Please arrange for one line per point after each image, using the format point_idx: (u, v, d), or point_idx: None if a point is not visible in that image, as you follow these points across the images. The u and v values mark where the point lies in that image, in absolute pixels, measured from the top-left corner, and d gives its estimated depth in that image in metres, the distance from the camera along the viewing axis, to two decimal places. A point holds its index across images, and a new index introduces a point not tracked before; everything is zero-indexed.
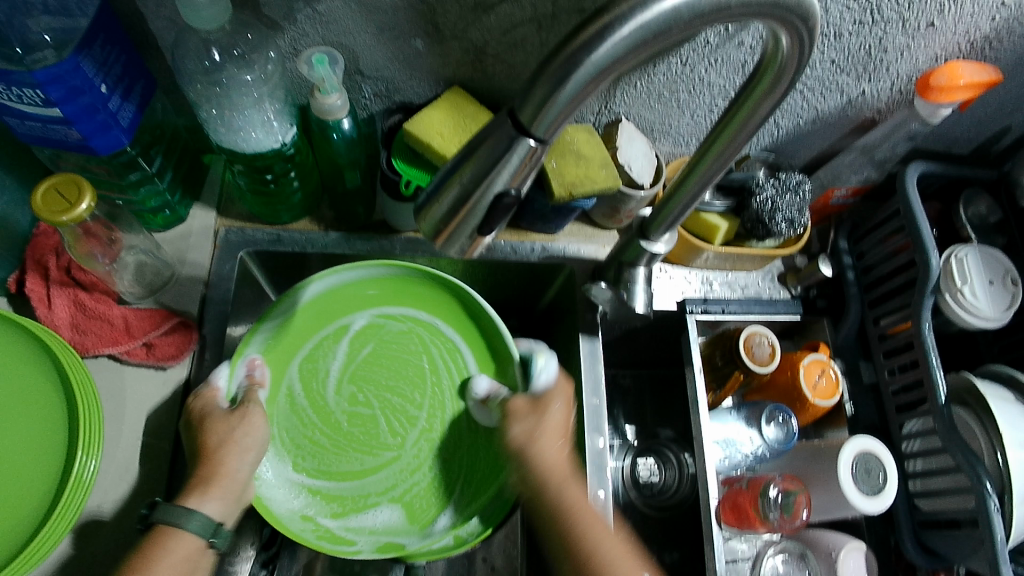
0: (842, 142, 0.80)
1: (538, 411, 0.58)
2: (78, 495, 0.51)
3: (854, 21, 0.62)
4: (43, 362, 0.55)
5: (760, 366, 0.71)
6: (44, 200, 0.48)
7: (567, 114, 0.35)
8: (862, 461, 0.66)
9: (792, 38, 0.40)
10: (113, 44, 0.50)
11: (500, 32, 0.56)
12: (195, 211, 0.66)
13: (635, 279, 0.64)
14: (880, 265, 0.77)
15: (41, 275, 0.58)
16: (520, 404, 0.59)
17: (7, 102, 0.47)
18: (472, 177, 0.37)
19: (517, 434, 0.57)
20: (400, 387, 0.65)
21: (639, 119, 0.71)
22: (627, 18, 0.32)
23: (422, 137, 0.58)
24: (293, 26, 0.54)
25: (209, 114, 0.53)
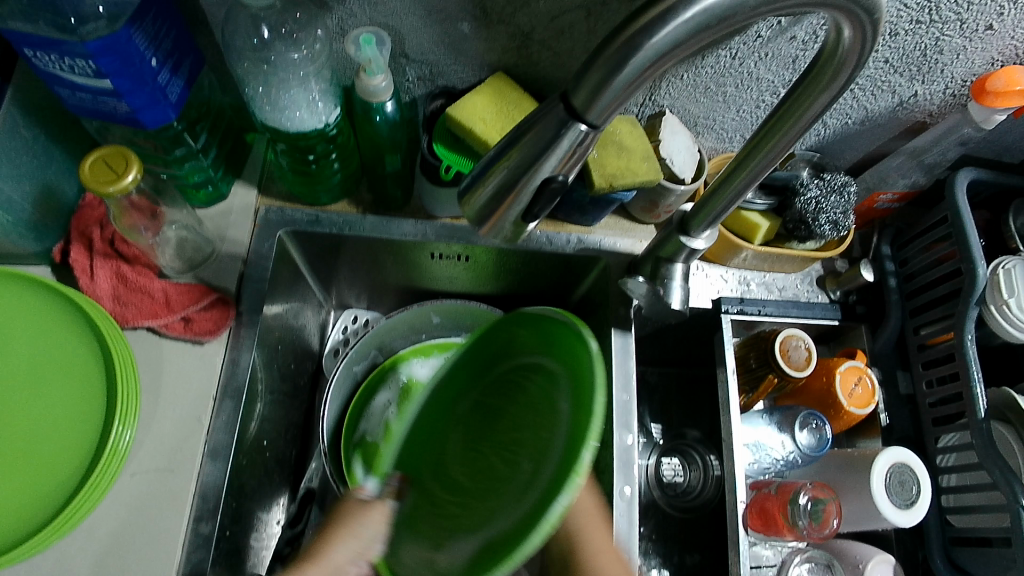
0: (890, 144, 0.77)
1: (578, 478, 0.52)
2: (114, 464, 0.53)
3: (911, 19, 0.60)
4: (82, 332, 0.56)
5: (797, 370, 0.69)
6: (92, 171, 0.49)
7: (622, 100, 0.34)
8: (896, 474, 0.64)
9: (855, 29, 0.38)
10: (164, 19, 0.50)
11: (548, 18, 0.55)
12: (235, 189, 0.66)
13: (672, 276, 0.63)
14: (923, 272, 0.75)
15: (84, 245, 0.59)
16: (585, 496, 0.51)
17: (58, 72, 0.48)
18: (520, 161, 0.37)
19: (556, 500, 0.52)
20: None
21: (683, 112, 0.70)
22: (691, 3, 0.31)
23: (464, 122, 0.57)
24: (341, 6, 0.54)
25: (255, 91, 0.53)
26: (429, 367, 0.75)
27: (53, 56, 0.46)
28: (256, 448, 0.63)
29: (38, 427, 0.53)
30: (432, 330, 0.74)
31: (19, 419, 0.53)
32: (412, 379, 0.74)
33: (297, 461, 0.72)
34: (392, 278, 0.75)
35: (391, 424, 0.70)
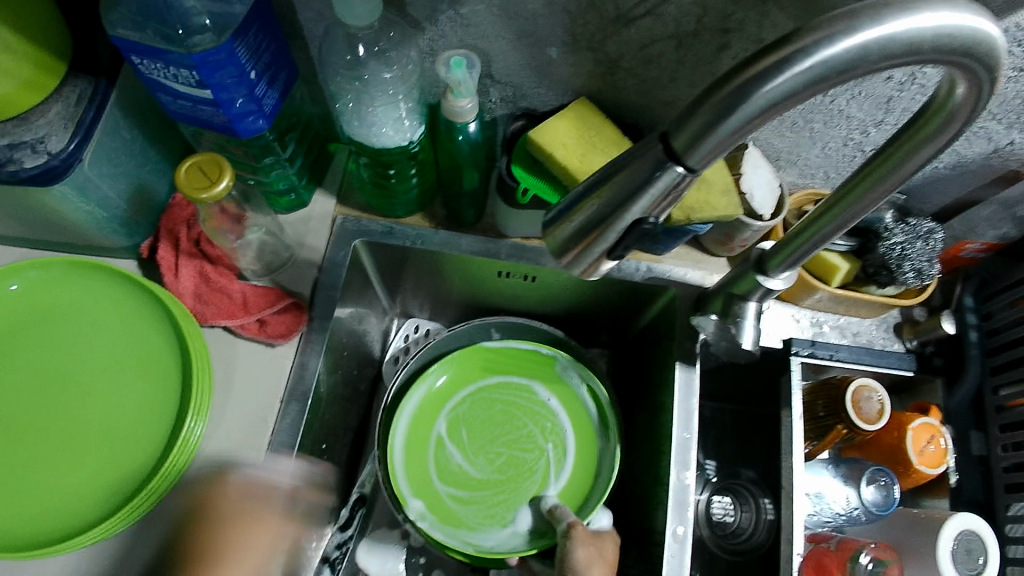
0: (982, 191, 0.74)
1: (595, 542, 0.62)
2: (183, 457, 0.53)
3: (1017, 66, 0.58)
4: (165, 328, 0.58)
5: (866, 423, 0.67)
6: (187, 176, 0.50)
7: (724, 147, 0.34)
8: (964, 540, 0.61)
9: (971, 85, 0.37)
10: (266, 33, 0.52)
11: (638, 46, 0.55)
12: (316, 196, 0.68)
13: (746, 314, 0.61)
14: (1007, 329, 0.71)
15: (172, 244, 0.61)
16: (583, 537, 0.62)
17: (164, 80, 0.50)
18: (612, 199, 0.36)
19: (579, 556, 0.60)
20: (511, 429, 0.73)
21: (766, 146, 0.69)
22: (809, 53, 0.30)
23: (544, 146, 0.57)
24: (434, 26, 0.55)
25: (346, 106, 0.55)
26: (458, 401, 0.73)
27: (160, 65, 0.48)
28: (315, 452, 0.64)
29: (118, 417, 0.55)
30: (482, 382, 0.74)
31: (102, 409, 0.55)
32: (456, 411, 0.73)
33: (351, 466, 0.73)
34: (457, 293, 0.76)
35: (445, 457, 0.71)
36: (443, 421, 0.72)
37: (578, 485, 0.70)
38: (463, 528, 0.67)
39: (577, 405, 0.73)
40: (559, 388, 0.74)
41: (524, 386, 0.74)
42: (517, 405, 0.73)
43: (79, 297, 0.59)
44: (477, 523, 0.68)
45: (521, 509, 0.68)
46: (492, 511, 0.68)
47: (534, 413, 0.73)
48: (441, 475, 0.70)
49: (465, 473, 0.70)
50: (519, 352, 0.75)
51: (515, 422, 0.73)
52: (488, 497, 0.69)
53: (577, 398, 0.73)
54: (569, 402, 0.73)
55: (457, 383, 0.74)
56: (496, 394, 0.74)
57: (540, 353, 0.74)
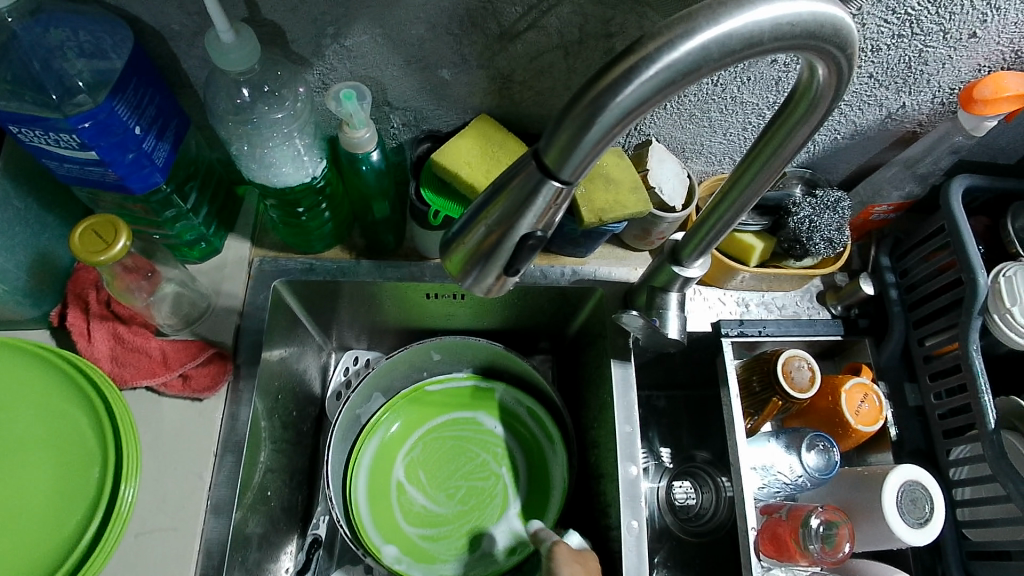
0: (882, 156, 0.77)
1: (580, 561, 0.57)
2: (117, 527, 0.52)
3: (892, 34, 0.60)
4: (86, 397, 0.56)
5: (800, 392, 0.69)
6: (83, 242, 0.49)
7: (593, 156, 0.34)
8: (908, 491, 0.63)
9: (828, 66, 0.38)
10: (146, 86, 0.51)
11: (527, 59, 0.56)
12: (229, 242, 0.67)
13: (667, 305, 0.63)
14: (924, 283, 0.74)
15: (81, 308, 0.60)
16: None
17: (45, 146, 0.48)
18: (499, 217, 0.37)
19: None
20: (465, 461, 0.76)
21: (670, 139, 0.70)
22: (654, 58, 0.32)
23: (449, 166, 0.57)
24: (321, 62, 0.54)
25: (240, 150, 0.54)
26: (410, 445, 0.76)
27: (38, 131, 0.47)
28: (262, 499, 0.63)
29: (41, 496, 0.53)
30: (430, 423, 0.77)
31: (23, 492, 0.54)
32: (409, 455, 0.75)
33: (305, 506, 0.73)
34: (389, 320, 0.75)
35: (408, 500, 0.73)
36: (399, 467, 0.74)
37: (534, 500, 0.74)
38: (438, 562, 0.70)
39: (521, 427, 0.77)
40: (502, 414, 0.78)
41: (471, 419, 0.78)
42: (466, 438, 0.77)
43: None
44: (450, 555, 0.71)
45: (487, 533, 0.72)
46: (461, 540, 0.72)
47: (483, 442, 0.77)
48: (407, 517, 0.72)
49: (430, 511, 0.73)
50: (461, 388, 0.78)
51: (469, 454, 0.76)
52: (455, 529, 0.72)
53: (521, 421, 0.77)
54: (514, 424, 0.77)
55: (405, 428, 0.76)
56: (447, 431, 0.77)
57: (479, 386, 0.78)
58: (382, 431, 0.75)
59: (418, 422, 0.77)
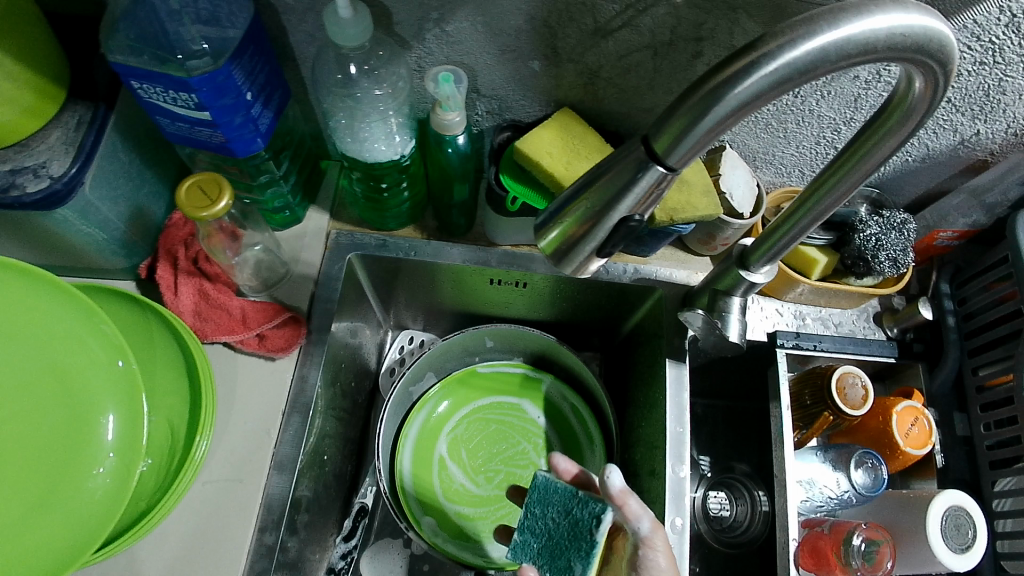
0: (951, 182, 0.77)
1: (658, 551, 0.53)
2: (189, 474, 0.54)
3: (975, 60, 0.60)
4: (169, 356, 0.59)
5: (852, 409, 0.69)
6: (187, 197, 0.52)
7: (701, 145, 0.36)
8: (952, 516, 0.63)
9: (927, 80, 0.39)
10: (259, 55, 0.53)
11: (616, 57, 0.57)
12: (309, 213, 0.70)
13: (729, 309, 0.64)
14: (984, 312, 0.74)
15: (170, 263, 0.62)
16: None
17: (162, 103, 0.51)
18: (599, 199, 0.38)
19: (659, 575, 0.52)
20: (506, 446, 0.77)
21: (743, 147, 0.71)
22: (773, 56, 0.33)
23: (531, 156, 0.59)
24: (421, 44, 0.57)
25: (338, 122, 0.56)
26: (454, 425, 0.77)
27: (158, 88, 0.50)
28: (318, 463, 0.65)
29: None
30: (476, 404, 0.78)
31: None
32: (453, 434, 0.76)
33: (354, 475, 0.75)
34: (449, 303, 0.77)
35: (448, 476, 0.74)
36: (443, 444, 0.76)
37: None
38: (472, 541, 0.71)
39: (564, 420, 0.78)
40: (546, 405, 0.79)
41: (515, 406, 0.79)
42: (509, 424, 0.78)
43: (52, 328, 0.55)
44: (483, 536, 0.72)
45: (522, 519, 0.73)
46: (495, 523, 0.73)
47: (526, 430, 0.78)
48: (446, 493, 0.73)
49: (468, 491, 0.74)
50: (509, 375, 0.80)
51: (511, 439, 0.77)
52: (491, 511, 0.73)
53: (564, 414, 0.78)
54: (557, 417, 0.78)
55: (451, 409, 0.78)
56: (491, 415, 0.78)
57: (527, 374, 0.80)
58: (428, 409, 0.76)
59: (464, 404, 0.78)
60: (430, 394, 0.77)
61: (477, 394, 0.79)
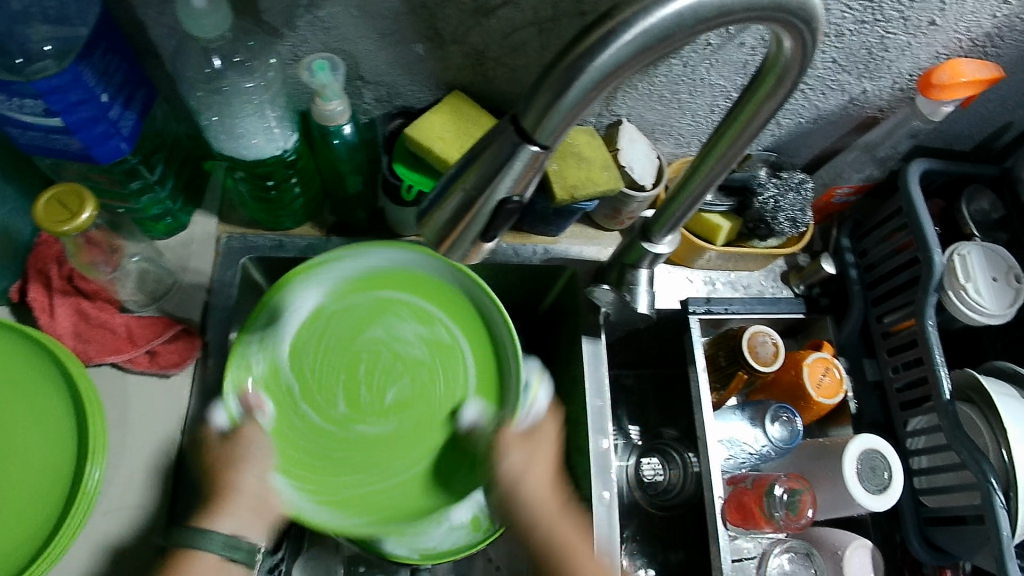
0: (843, 140, 0.79)
1: (530, 446, 0.56)
2: (83, 505, 0.52)
3: (855, 19, 0.61)
4: (391, 303, 0.63)
5: (764, 365, 0.71)
6: (47, 211, 0.48)
7: (570, 119, 0.35)
8: (867, 459, 0.66)
9: (795, 40, 0.39)
10: (113, 53, 0.50)
11: (501, 36, 0.56)
12: (196, 218, 0.66)
13: (638, 281, 0.65)
14: (883, 262, 0.77)
15: (43, 284, 0.59)
16: (512, 435, 0.57)
17: (8, 112, 0.47)
18: (476, 183, 0.37)
19: (507, 466, 0.55)
20: (377, 365, 0.61)
21: (640, 120, 0.71)
22: (630, 25, 0.32)
23: (423, 142, 0.57)
24: (294, 32, 0.54)
25: (210, 121, 0.53)
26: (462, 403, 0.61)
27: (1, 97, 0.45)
28: None
29: (14, 473, 0.53)
30: (345, 301, 0.63)
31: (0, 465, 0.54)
32: (348, 322, 0.62)
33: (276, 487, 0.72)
34: None
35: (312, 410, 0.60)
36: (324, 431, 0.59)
37: (401, 446, 0.60)
38: (322, 501, 0.57)
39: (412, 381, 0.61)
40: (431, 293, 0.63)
41: (389, 302, 0.63)
42: (393, 339, 0.62)
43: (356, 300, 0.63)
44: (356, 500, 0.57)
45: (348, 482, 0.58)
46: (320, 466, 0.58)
47: (396, 367, 0.62)
48: (335, 441, 0.59)
49: (354, 437, 0.59)
50: (408, 280, 0.63)
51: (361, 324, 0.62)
52: (354, 475, 0.58)
53: (420, 318, 0.63)
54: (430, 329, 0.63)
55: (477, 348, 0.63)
56: (373, 333, 0.62)
57: (411, 270, 0.63)
58: (384, 393, 0.61)
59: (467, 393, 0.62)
60: (314, 274, 0.62)
61: (350, 301, 0.63)
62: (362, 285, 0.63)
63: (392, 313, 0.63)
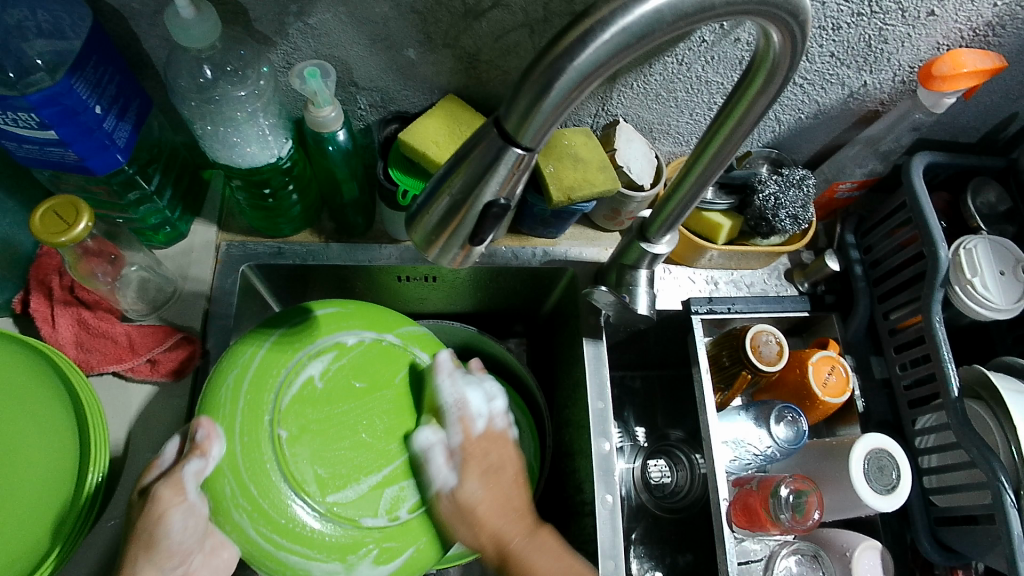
0: (845, 135, 0.78)
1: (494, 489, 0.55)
2: (86, 513, 0.53)
3: (852, 12, 0.61)
4: (321, 339, 0.56)
5: (768, 365, 0.70)
6: (43, 223, 0.49)
7: (552, 121, 0.34)
8: (874, 459, 0.65)
9: (783, 34, 0.39)
10: (106, 65, 0.50)
11: (493, 38, 0.56)
12: (195, 227, 0.67)
13: (638, 281, 0.64)
14: (888, 257, 0.76)
15: (44, 294, 0.60)
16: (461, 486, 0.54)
17: (4, 127, 0.48)
18: (462, 187, 0.37)
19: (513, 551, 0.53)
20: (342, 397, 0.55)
21: (637, 120, 0.71)
22: (608, 23, 0.32)
23: (417, 146, 0.57)
24: (285, 40, 0.54)
25: (205, 130, 0.54)
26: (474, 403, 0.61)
27: None
28: None
29: (15, 482, 0.54)
30: (299, 370, 0.54)
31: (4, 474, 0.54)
32: (300, 397, 0.53)
33: None
34: None
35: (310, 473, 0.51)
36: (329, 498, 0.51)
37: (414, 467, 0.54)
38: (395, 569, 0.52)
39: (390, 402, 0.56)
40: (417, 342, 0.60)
41: (323, 356, 0.56)
42: (342, 351, 0.57)
43: (284, 379, 0.53)
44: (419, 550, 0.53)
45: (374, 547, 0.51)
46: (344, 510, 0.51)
47: (371, 378, 0.56)
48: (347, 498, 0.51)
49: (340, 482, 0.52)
50: (340, 359, 0.56)
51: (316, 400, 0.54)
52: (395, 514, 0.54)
53: (349, 372, 0.56)
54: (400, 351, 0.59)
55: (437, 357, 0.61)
56: (317, 356, 0.56)
57: (300, 330, 0.56)
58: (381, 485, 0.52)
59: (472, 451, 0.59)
60: (230, 383, 0.53)
61: (275, 371, 0.54)
62: (280, 343, 0.55)
63: (313, 364, 0.55)
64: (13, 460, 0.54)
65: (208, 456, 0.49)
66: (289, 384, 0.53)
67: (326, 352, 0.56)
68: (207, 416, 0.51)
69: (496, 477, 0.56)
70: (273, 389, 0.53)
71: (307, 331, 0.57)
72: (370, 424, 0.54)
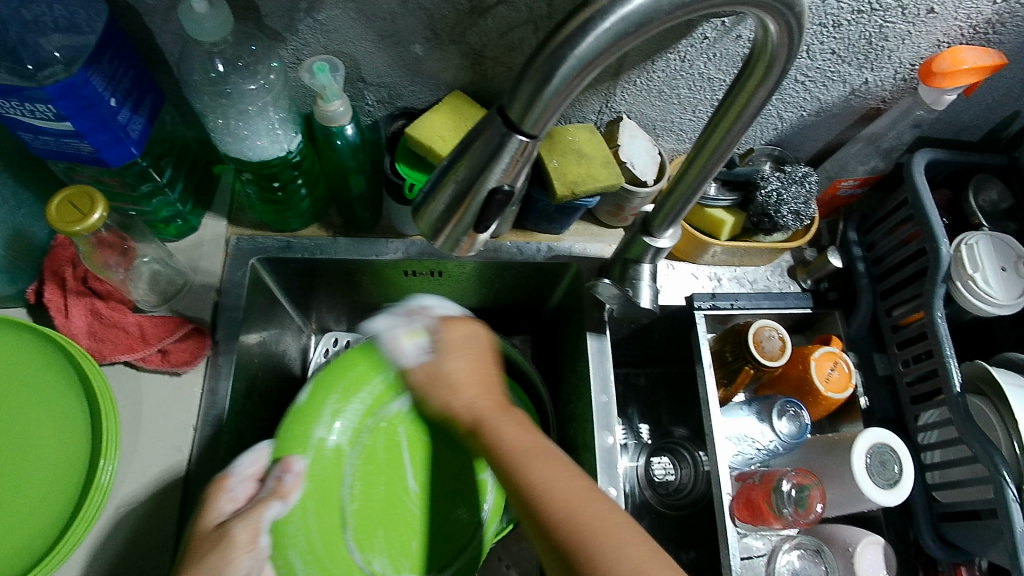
0: (847, 133, 0.79)
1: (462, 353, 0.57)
2: (97, 499, 0.54)
3: (852, 9, 0.61)
4: (377, 417, 0.65)
5: (771, 361, 0.71)
6: (59, 212, 0.50)
7: (555, 108, 0.35)
8: (877, 453, 0.65)
9: (781, 25, 0.39)
10: (121, 59, 0.52)
11: (498, 34, 0.57)
12: (206, 221, 0.68)
13: (640, 276, 0.64)
14: (890, 254, 0.76)
15: (58, 284, 0.61)
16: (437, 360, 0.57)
17: (21, 118, 0.49)
18: (466, 175, 0.38)
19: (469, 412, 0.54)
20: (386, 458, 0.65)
21: (641, 116, 0.71)
22: (609, 11, 0.32)
23: (424, 140, 0.59)
24: (295, 37, 0.55)
25: (215, 123, 0.55)
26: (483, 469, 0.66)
27: (14, 103, 0.47)
28: None
29: (27, 469, 0.55)
30: (365, 432, 0.64)
31: (16, 461, 0.55)
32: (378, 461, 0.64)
33: None
34: (372, 299, 0.75)
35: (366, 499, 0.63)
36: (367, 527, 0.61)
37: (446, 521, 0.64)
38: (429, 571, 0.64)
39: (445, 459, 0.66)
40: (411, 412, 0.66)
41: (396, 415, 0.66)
42: (387, 423, 0.65)
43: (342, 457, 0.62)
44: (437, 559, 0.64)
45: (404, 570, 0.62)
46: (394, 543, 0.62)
47: (393, 458, 0.65)
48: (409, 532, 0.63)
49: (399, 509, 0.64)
50: (389, 419, 0.66)
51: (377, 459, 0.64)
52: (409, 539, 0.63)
53: (419, 431, 0.66)
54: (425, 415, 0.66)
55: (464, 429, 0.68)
56: (384, 415, 0.65)
57: (366, 369, 0.65)
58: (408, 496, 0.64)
59: (497, 497, 0.67)
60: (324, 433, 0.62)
61: (359, 437, 0.64)
62: (341, 394, 0.64)
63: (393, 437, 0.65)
64: (25, 447, 0.55)
65: (286, 498, 0.57)
66: (362, 481, 0.63)
67: (367, 400, 0.65)
68: (292, 454, 0.59)
69: (463, 356, 0.57)
70: (324, 431, 0.62)
71: (327, 390, 0.63)
72: (400, 481, 0.65)
